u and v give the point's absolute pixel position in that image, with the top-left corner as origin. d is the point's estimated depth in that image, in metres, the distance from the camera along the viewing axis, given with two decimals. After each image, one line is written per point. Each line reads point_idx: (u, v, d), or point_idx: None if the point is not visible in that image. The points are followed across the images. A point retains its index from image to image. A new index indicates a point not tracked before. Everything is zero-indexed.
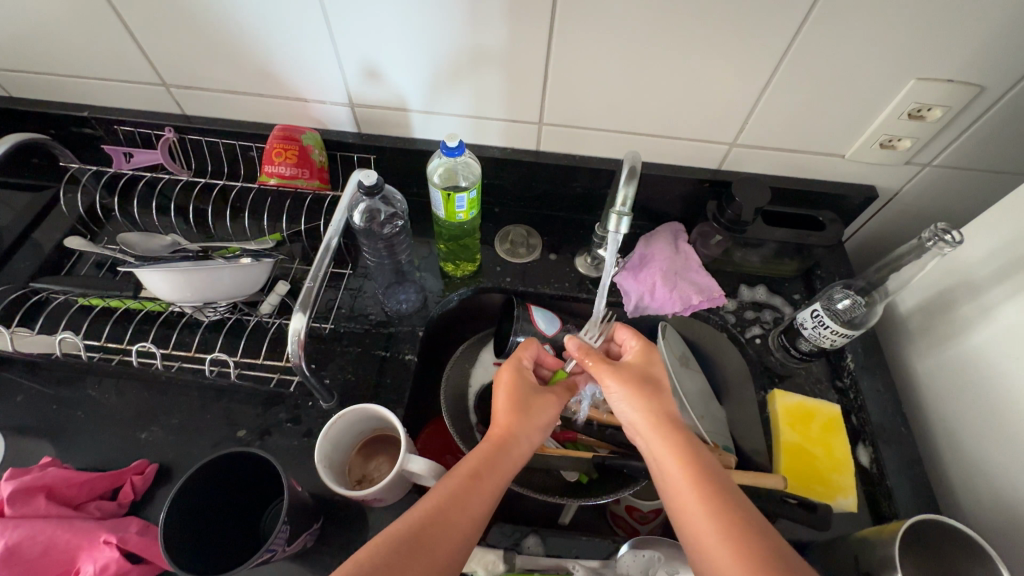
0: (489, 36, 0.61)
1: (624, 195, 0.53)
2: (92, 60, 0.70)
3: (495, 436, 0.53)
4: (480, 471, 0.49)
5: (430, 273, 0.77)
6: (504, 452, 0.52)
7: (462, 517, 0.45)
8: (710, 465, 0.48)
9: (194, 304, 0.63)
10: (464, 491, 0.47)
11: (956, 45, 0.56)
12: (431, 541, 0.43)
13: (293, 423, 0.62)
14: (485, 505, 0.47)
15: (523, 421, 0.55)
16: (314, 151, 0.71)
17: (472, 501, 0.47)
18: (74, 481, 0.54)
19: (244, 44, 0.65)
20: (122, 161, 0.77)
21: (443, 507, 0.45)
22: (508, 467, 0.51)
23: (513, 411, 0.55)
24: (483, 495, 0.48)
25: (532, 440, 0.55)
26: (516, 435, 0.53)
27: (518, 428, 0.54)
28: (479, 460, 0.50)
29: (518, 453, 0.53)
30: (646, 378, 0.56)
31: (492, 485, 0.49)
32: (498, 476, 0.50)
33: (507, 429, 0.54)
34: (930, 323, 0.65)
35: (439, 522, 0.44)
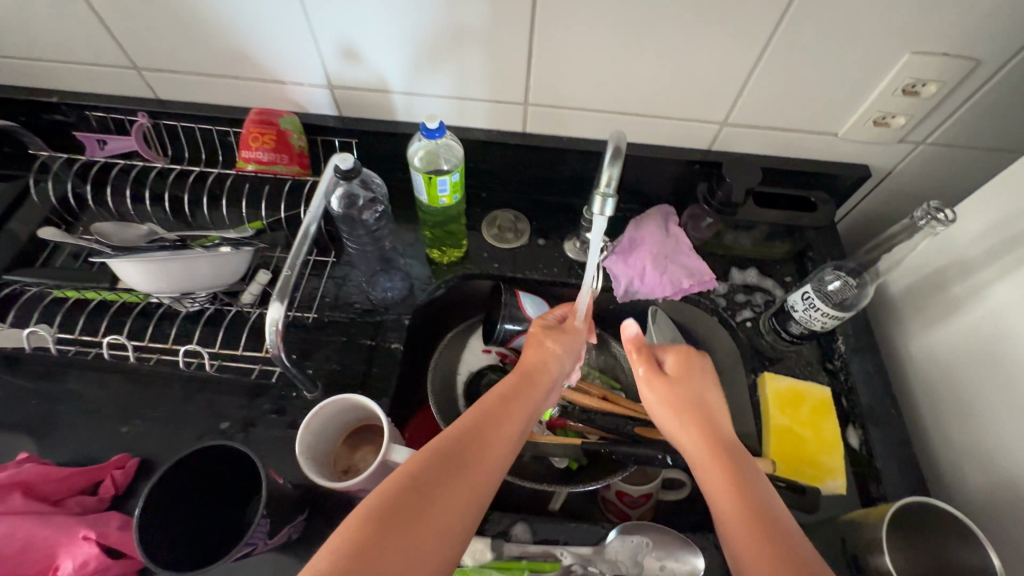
0: (470, 14, 0.58)
1: (608, 176, 0.50)
2: (57, 42, 0.67)
3: (523, 368, 0.53)
4: (508, 399, 0.49)
5: (416, 260, 0.75)
6: (533, 381, 0.52)
7: (492, 438, 0.45)
8: (762, 488, 0.46)
9: (171, 294, 0.61)
10: (492, 415, 0.47)
11: (952, 18, 0.54)
12: (455, 474, 0.41)
13: (277, 414, 0.61)
14: (515, 430, 0.47)
15: (547, 353, 0.55)
16: (294, 135, 0.69)
17: (501, 429, 0.46)
18: (51, 477, 0.53)
19: (216, 24, 0.62)
20: (96, 147, 0.75)
21: (472, 430, 0.45)
22: (536, 394, 0.51)
23: (541, 347, 0.56)
24: (511, 419, 0.48)
25: (560, 373, 0.55)
26: (543, 366, 0.54)
27: (546, 359, 0.55)
28: (507, 388, 0.51)
29: (542, 384, 0.53)
30: (686, 394, 0.54)
31: (521, 412, 0.49)
32: (525, 403, 0.50)
33: (534, 361, 0.54)
34: (921, 304, 0.64)
35: (469, 447, 0.44)
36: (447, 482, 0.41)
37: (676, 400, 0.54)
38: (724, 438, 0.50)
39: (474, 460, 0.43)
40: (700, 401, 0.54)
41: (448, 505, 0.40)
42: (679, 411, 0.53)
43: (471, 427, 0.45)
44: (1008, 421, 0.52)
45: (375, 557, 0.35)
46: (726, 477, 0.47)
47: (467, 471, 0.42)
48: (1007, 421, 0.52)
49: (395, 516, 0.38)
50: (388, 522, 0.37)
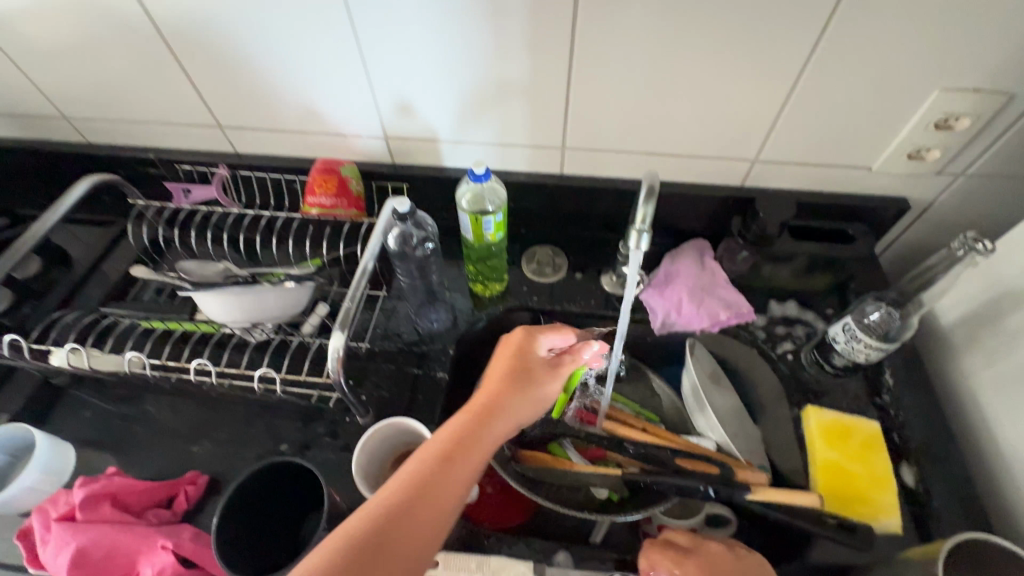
0: (513, 70, 0.65)
1: (643, 213, 0.53)
2: (159, 107, 0.78)
3: (481, 407, 0.54)
4: (456, 448, 0.50)
5: (460, 294, 0.80)
6: (490, 423, 0.53)
7: (437, 496, 0.46)
8: None
9: (242, 324, 0.67)
10: (437, 471, 0.47)
11: (977, 56, 0.56)
12: (394, 545, 0.43)
13: (331, 437, 0.66)
14: (458, 483, 0.48)
15: (505, 391, 0.56)
16: (353, 182, 0.77)
17: (449, 479, 0.47)
18: (136, 489, 0.59)
19: (291, 86, 0.71)
20: (182, 196, 0.86)
21: (416, 490, 0.46)
22: (487, 436, 0.52)
23: (499, 383, 0.56)
24: (462, 467, 0.49)
25: (520, 408, 0.55)
26: (501, 406, 0.54)
27: (502, 396, 0.55)
28: (462, 430, 0.51)
29: (502, 425, 0.54)
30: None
31: (470, 460, 0.50)
32: (474, 449, 0.50)
33: (490, 398, 0.55)
34: (973, 336, 0.63)
35: (411, 508, 0.45)
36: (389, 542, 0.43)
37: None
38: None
39: (414, 525, 0.44)
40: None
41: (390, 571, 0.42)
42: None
43: (412, 488, 0.46)
44: None
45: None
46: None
47: (405, 538, 0.43)
48: None
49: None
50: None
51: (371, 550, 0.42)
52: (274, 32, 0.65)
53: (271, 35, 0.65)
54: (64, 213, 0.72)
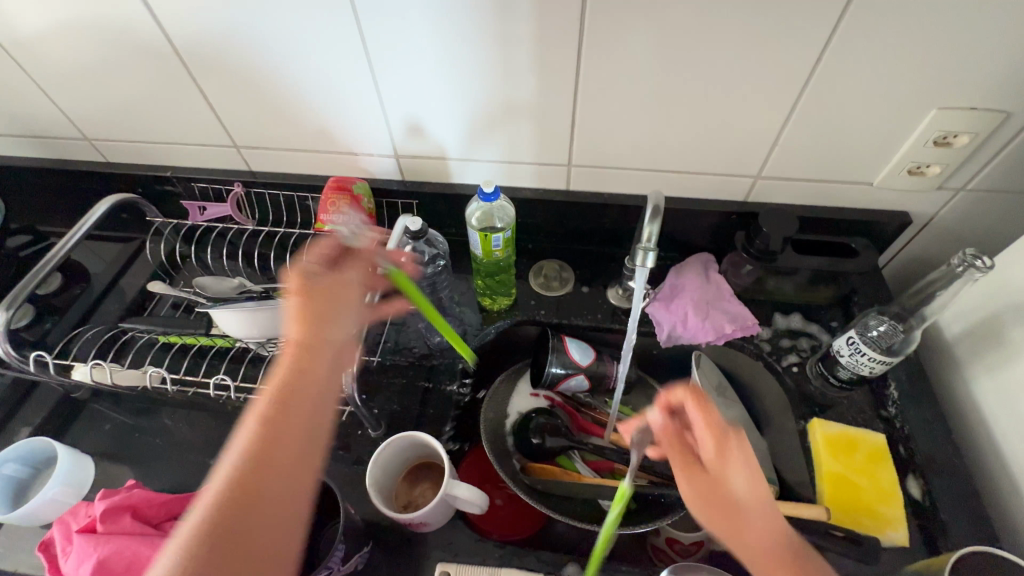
0: (519, 91, 0.67)
1: (649, 231, 0.56)
2: (177, 128, 0.81)
3: (293, 356, 0.49)
4: (277, 409, 0.46)
5: (469, 308, 0.81)
6: (308, 358, 0.50)
7: (282, 450, 0.45)
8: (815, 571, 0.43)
9: (258, 340, 0.69)
10: (268, 429, 0.45)
11: (973, 75, 0.58)
12: (255, 514, 0.42)
13: (344, 450, 0.67)
14: (297, 435, 0.46)
15: (306, 330, 0.50)
16: (364, 199, 0.79)
17: (289, 429, 0.46)
18: (155, 501, 0.60)
19: (304, 107, 0.74)
20: (197, 213, 0.88)
21: (257, 458, 0.44)
22: (314, 381, 0.49)
23: (296, 323, 0.51)
24: (297, 411, 0.47)
25: (334, 337, 0.52)
26: (313, 344, 0.50)
27: (309, 336, 0.50)
28: (282, 378, 0.48)
29: (321, 357, 0.50)
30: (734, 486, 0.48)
31: (299, 413, 0.47)
32: (301, 402, 0.47)
33: (296, 341, 0.50)
34: (977, 348, 0.63)
35: (257, 473, 0.43)
36: (250, 509, 0.42)
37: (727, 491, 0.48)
38: (773, 528, 0.46)
39: (267, 492, 0.43)
40: (748, 483, 0.48)
41: (264, 536, 0.42)
42: (724, 498, 0.48)
43: (252, 463, 0.44)
44: None
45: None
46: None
47: (266, 505, 0.43)
48: None
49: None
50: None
51: (235, 529, 0.41)
52: (290, 56, 0.67)
53: (287, 58, 0.67)
54: (87, 232, 0.74)
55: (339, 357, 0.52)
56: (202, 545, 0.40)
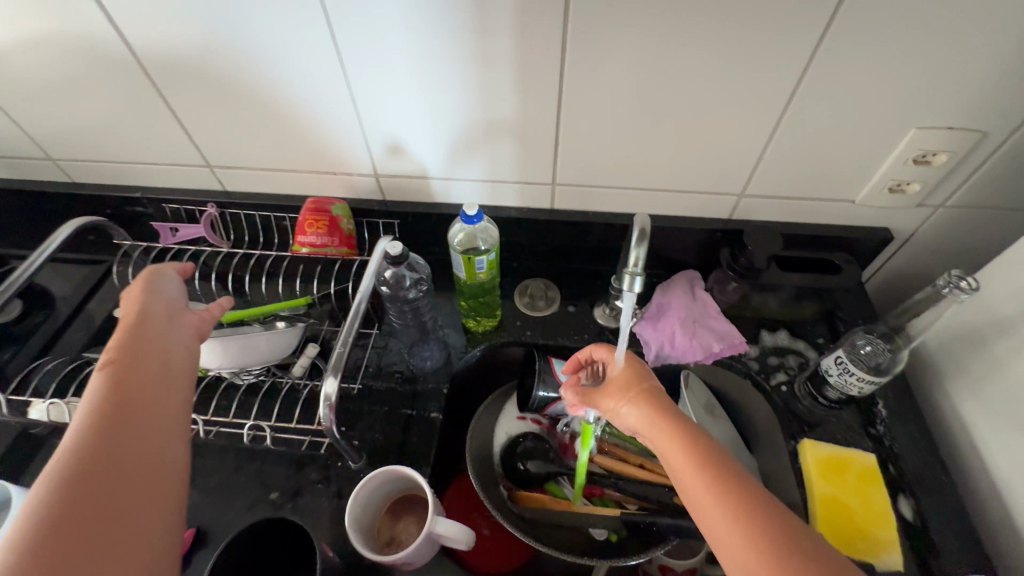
0: (502, 110, 0.66)
1: (636, 255, 0.54)
2: (147, 148, 0.78)
3: (126, 324, 0.48)
4: (122, 365, 0.45)
5: (453, 329, 0.79)
6: (147, 324, 0.49)
7: (140, 397, 0.44)
8: (711, 449, 0.44)
9: (231, 369, 0.65)
10: (119, 384, 0.44)
11: (949, 97, 0.58)
12: (123, 446, 0.41)
13: (323, 483, 0.64)
14: (151, 379, 0.46)
15: (129, 304, 0.50)
16: (343, 220, 0.77)
17: (144, 379, 0.45)
18: None
19: (280, 125, 0.72)
20: (168, 235, 0.85)
21: (111, 411, 0.42)
22: (159, 336, 0.49)
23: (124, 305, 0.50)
24: (148, 363, 0.46)
25: (163, 303, 0.52)
26: (145, 309, 0.50)
27: (134, 306, 0.49)
28: (123, 345, 0.46)
29: (162, 321, 0.50)
30: (630, 380, 0.53)
31: (148, 364, 0.46)
32: (146, 353, 0.47)
33: (126, 314, 0.49)
34: (962, 366, 0.63)
35: (116, 421, 0.42)
36: (115, 451, 0.41)
37: (628, 388, 0.52)
38: (665, 410, 0.48)
39: (128, 432, 0.42)
40: (639, 380, 0.53)
41: (139, 472, 0.41)
42: (632, 392, 0.52)
43: (109, 411, 0.43)
44: None
45: (116, 545, 0.37)
46: (686, 453, 0.44)
47: (131, 445, 0.42)
48: None
49: (79, 515, 0.37)
50: (78, 525, 0.37)
51: (106, 464, 0.40)
52: (265, 74, 0.65)
53: (262, 76, 0.65)
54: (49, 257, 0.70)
55: (176, 315, 0.51)
56: (63, 496, 0.38)
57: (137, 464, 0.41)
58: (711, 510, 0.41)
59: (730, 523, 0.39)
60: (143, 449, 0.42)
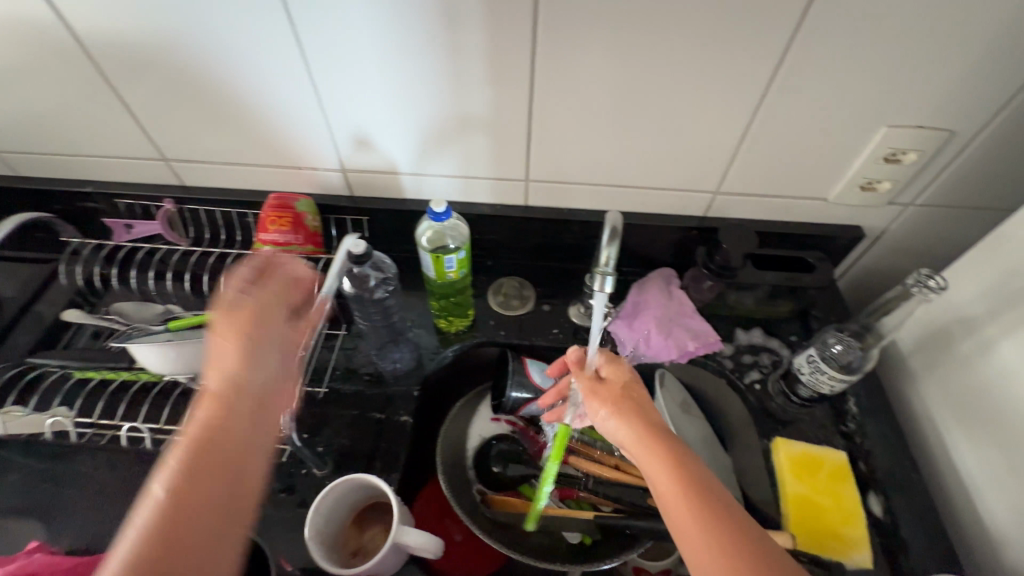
0: (472, 104, 0.64)
1: (607, 254, 0.53)
2: (96, 140, 0.73)
3: (211, 400, 0.43)
4: (203, 449, 0.40)
5: (424, 330, 0.77)
6: (240, 382, 0.45)
7: (218, 476, 0.40)
8: (699, 473, 0.45)
9: (184, 375, 0.63)
10: (203, 456, 0.40)
11: (920, 96, 0.58)
12: (189, 526, 0.37)
13: (286, 492, 0.61)
14: (229, 471, 0.40)
15: (215, 373, 0.45)
16: (309, 217, 0.74)
17: (226, 454, 0.41)
18: (61, 566, 0.53)
19: (239, 117, 0.68)
20: (122, 232, 0.82)
21: (188, 489, 0.38)
22: (248, 404, 0.44)
23: (209, 371, 0.45)
24: (235, 435, 0.42)
25: (257, 381, 0.46)
26: (236, 385, 0.45)
27: (224, 378, 0.45)
28: (215, 408, 0.43)
29: (251, 379, 0.46)
30: (620, 393, 0.53)
31: (226, 453, 0.41)
32: (230, 438, 0.42)
33: (212, 386, 0.44)
34: (931, 363, 0.64)
35: (187, 504, 0.38)
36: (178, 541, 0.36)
37: (620, 401, 0.52)
38: (658, 430, 0.49)
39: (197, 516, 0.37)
40: (630, 395, 0.52)
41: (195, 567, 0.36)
42: (618, 406, 0.51)
43: (186, 487, 0.38)
44: None
45: None
46: (674, 475, 0.45)
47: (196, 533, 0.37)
48: None
49: None
50: None
51: (167, 550, 0.35)
52: (222, 62, 0.61)
53: (219, 66, 0.62)
54: None
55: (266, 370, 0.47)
56: None
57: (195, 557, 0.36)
58: (694, 532, 0.41)
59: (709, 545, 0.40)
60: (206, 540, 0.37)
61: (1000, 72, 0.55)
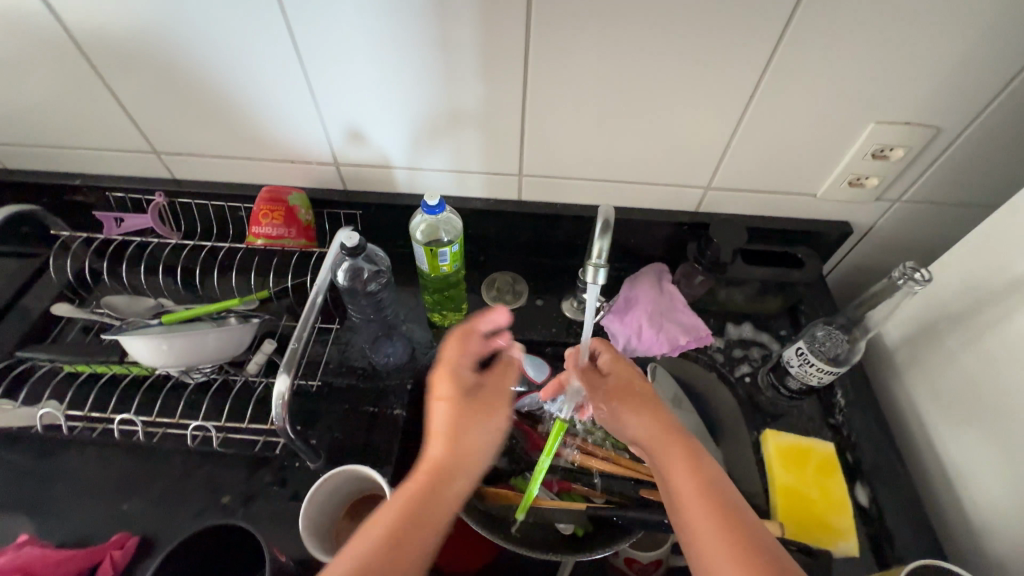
0: (466, 99, 0.64)
1: (600, 246, 0.53)
2: (86, 132, 0.72)
3: (426, 475, 0.45)
4: (405, 527, 0.42)
5: (418, 324, 0.77)
6: (454, 461, 0.47)
7: (407, 555, 0.41)
8: (717, 478, 0.46)
9: (178, 369, 0.62)
10: (402, 530, 0.42)
11: (907, 93, 0.59)
12: None
13: (279, 486, 0.61)
14: (417, 553, 0.42)
15: (460, 449, 0.47)
16: (302, 211, 0.74)
17: (417, 536, 0.42)
18: (51, 560, 0.53)
19: (232, 111, 0.68)
20: (113, 226, 0.80)
21: (379, 561, 0.40)
22: (452, 487, 0.46)
23: (450, 436, 0.47)
24: (430, 519, 0.43)
25: (472, 469, 0.48)
26: (451, 466, 0.46)
27: (453, 456, 0.47)
28: (424, 483, 0.45)
29: (466, 468, 0.47)
30: (630, 387, 0.55)
31: (421, 535, 0.43)
32: (428, 523, 0.43)
33: (440, 460, 0.46)
34: (916, 356, 0.65)
35: (375, 575, 0.39)
36: None
37: (630, 395, 0.54)
38: (667, 423, 0.51)
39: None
40: (638, 388, 0.55)
41: None
42: (626, 399, 0.54)
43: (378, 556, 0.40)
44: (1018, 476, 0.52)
45: None
46: (681, 464, 0.47)
47: None
48: (1014, 476, 0.52)
49: None
50: None
51: None
52: (213, 54, 0.61)
53: (212, 58, 0.62)
54: None
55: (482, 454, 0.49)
56: None
57: None
58: (697, 518, 0.44)
59: (711, 529, 0.43)
60: None
61: (985, 69, 0.57)
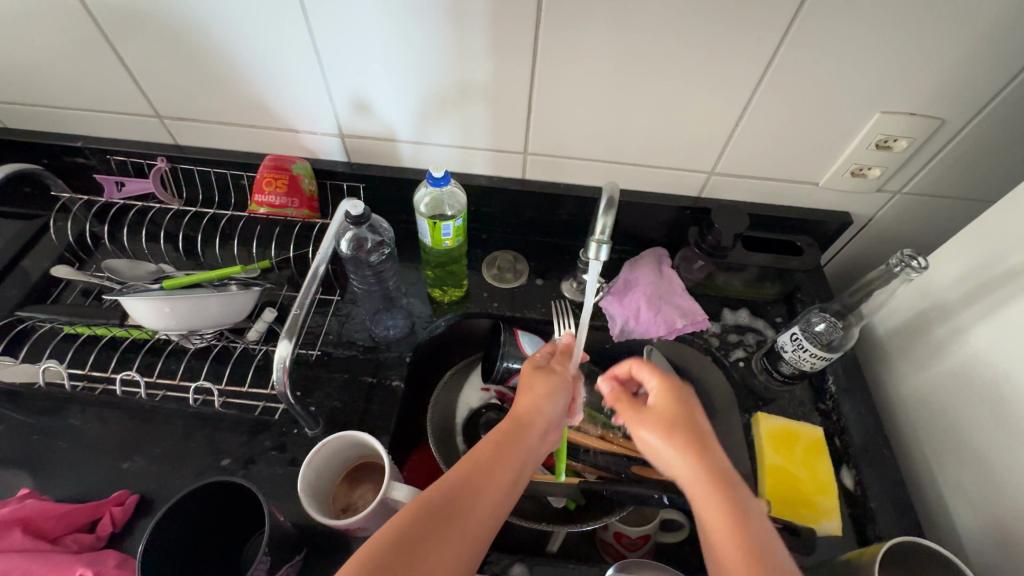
0: (475, 72, 0.63)
1: (603, 224, 0.56)
2: (88, 93, 0.72)
3: (516, 414, 0.52)
4: (502, 446, 0.48)
5: (418, 298, 0.78)
6: (529, 420, 0.51)
7: (487, 486, 0.44)
8: (766, 543, 0.40)
9: (178, 332, 0.63)
10: (485, 465, 0.46)
11: (915, 83, 0.59)
12: (448, 519, 0.41)
13: (278, 451, 0.62)
14: (512, 471, 0.47)
15: (538, 403, 0.53)
16: (305, 180, 0.73)
17: (496, 473, 0.46)
18: (52, 514, 0.55)
19: (238, 78, 0.67)
20: (113, 189, 0.80)
21: (462, 487, 0.44)
22: (530, 441, 0.50)
23: (532, 392, 0.54)
24: (510, 462, 0.47)
25: (552, 416, 0.53)
26: (536, 412, 0.52)
27: (537, 407, 0.52)
28: (502, 432, 0.50)
29: (540, 427, 0.51)
30: (677, 420, 0.49)
31: (515, 461, 0.48)
32: (519, 451, 0.49)
33: (525, 409, 0.52)
34: (908, 344, 0.66)
35: (456, 502, 0.42)
36: (440, 528, 0.40)
37: (676, 431, 0.48)
38: (718, 470, 0.45)
39: (457, 512, 0.42)
40: (688, 424, 0.49)
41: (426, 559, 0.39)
42: (671, 436, 0.48)
43: (457, 481, 0.44)
44: (1000, 461, 0.53)
45: None
46: (730, 522, 0.41)
47: (448, 526, 0.41)
48: (996, 461, 0.54)
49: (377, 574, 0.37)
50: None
51: (427, 538, 0.40)
52: (217, 17, 0.60)
53: (218, 23, 0.61)
54: None
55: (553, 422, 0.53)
56: (389, 548, 0.39)
57: (439, 549, 0.40)
58: None
59: None
60: (456, 538, 0.41)
61: (994, 61, 0.57)
